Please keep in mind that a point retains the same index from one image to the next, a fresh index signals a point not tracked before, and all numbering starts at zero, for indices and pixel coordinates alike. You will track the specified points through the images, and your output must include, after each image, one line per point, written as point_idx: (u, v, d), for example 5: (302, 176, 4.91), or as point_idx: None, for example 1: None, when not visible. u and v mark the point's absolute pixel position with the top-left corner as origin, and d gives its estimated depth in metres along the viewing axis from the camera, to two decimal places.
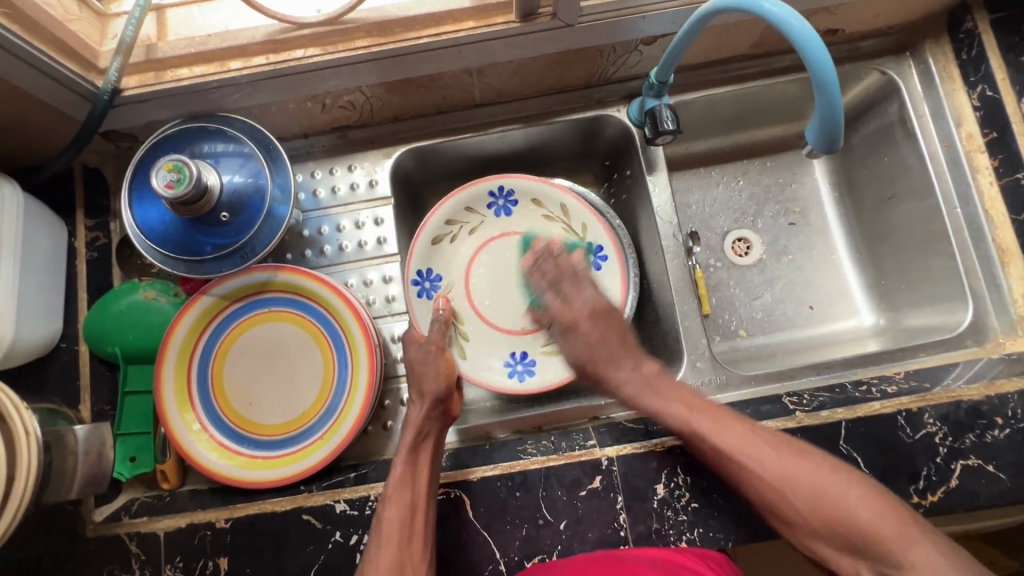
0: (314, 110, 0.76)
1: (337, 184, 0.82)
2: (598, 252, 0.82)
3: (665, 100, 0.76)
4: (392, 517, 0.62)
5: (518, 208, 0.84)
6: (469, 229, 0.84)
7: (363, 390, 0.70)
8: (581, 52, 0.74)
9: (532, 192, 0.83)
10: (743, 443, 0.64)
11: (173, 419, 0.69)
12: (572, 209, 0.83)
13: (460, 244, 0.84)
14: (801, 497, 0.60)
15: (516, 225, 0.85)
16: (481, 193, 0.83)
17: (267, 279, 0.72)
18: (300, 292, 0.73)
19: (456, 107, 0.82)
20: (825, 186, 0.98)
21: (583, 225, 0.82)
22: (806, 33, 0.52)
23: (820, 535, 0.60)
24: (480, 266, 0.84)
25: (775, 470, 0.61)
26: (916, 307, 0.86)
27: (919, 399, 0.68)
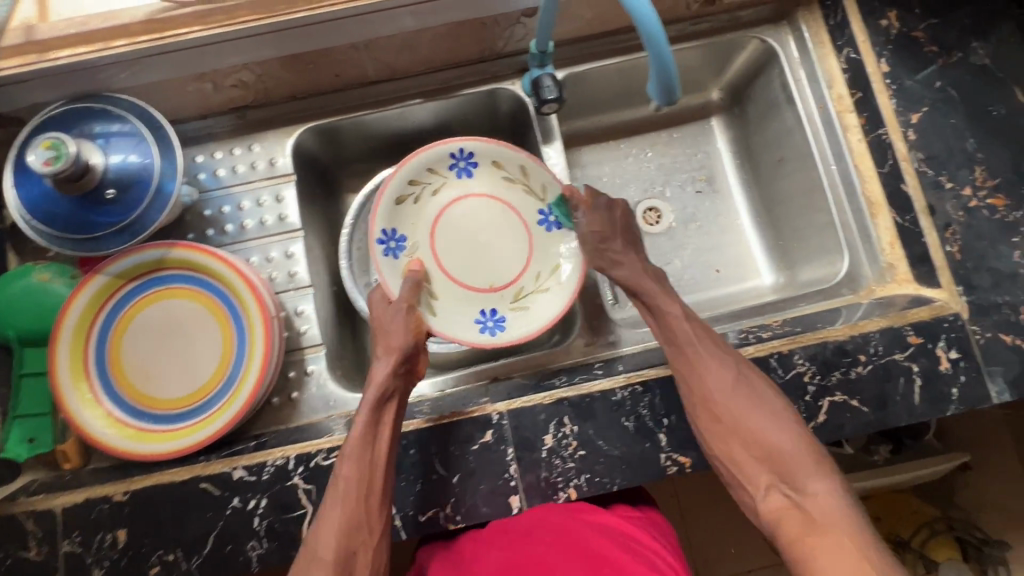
0: (205, 89, 0.77)
1: (237, 163, 0.83)
2: (546, 216, 0.86)
3: (548, 70, 0.78)
4: (344, 470, 0.64)
5: (480, 169, 0.86)
6: (432, 190, 0.85)
7: (260, 359, 0.72)
8: (464, 25, 0.76)
9: (490, 153, 0.84)
10: (696, 365, 0.69)
11: (69, 398, 0.69)
12: (531, 170, 0.83)
13: (424, 205, 0.85)
14: (739, 406, 0.66)
15: (476, 187, 0.86)
16: (443, 154, 0.84)
17: (161, 255, 0.73)
18: (196, 268, 0.74)
19: (351, 84, 0.83)
20: (727, 154, 1.03)
21: (545, 185, 0.84)
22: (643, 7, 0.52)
23: (741, 446, 0.65)
24: (443, 229, 0.85)
25: (725, 396, 0.66)
26: (808, 262, 0.90)
27: (790, 342, 0.72)
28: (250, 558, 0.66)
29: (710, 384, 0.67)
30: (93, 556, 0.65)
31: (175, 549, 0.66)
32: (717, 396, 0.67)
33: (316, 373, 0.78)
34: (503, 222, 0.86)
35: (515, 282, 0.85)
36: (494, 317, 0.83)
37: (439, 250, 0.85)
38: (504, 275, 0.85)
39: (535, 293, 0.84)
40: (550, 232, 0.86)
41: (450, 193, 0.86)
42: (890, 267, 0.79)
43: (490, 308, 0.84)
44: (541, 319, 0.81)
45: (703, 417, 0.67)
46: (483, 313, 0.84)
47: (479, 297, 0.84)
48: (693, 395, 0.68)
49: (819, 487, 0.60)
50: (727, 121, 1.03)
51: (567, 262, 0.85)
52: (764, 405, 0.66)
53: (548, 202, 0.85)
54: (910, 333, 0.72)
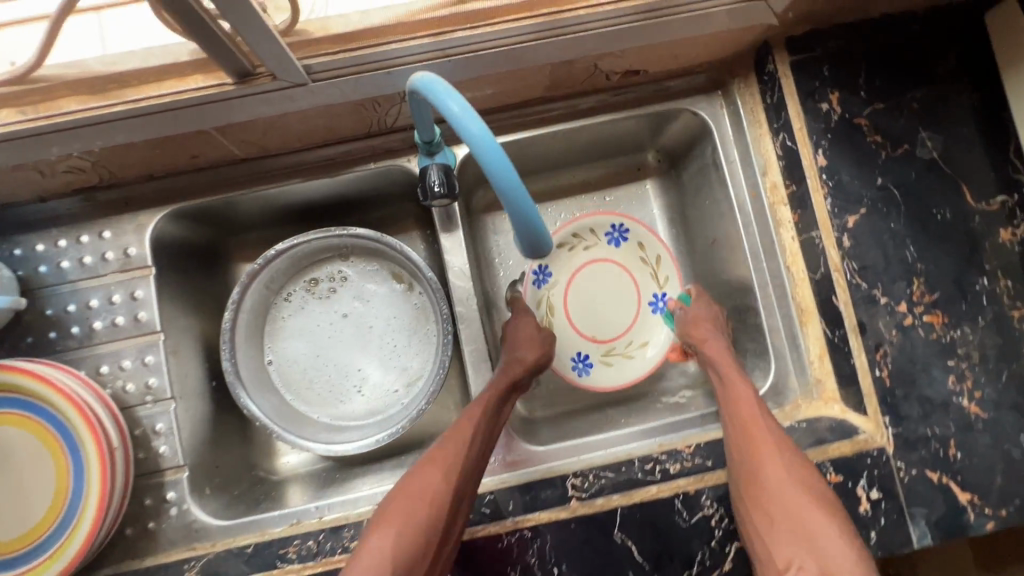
0: (31, 178, 0.65)
1: (85, 254, 0.72)
2: (660, 298, 0.92)
3: (439, 158, 0.67)
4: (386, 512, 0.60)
5: (626, 244, 0.92)
6: (586, 246, 0.92)
7: (95, 496, 0.63)
8: (337, 108, 0.64)
9: (640, 235, 0.92)
10: (766, 444, 0.63)
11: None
12: (664, 262, 0.92)
13: (574, 256, 0.92)
14: (799, 467, 0.61)
15: (619, 258, 0.93)
16: (605, 221, 0.92)
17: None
18: (19, 391, 0.64)
19: (218, 163, 0.72)
20: (662, 221, 0.94)
21: (666, 277, 0.92)
22: (494, 150, 0.42)
23: (783, 512, 0.58)
24: (583, 283, 0.92)
25: (792, 484, 0.60)
26: None
27: (696, 480, 0.65)
28: None
29: (772, 466, 0.61)
30: None
31: None
32: (783, 482, 0.60)
33: (176, 501, 0.70)
34: (620, 292, 0.93)
35: (613, 340, 0.91)
36: (585, 360, 0.90)
37: (570, 296, 0.92)
38: (607, 330, 0.91)
39: (624, 356, 0.90)
40: (656, 316, 0.92)
41: (596, 253, 0.92)
42: (818, 382, 0.72)
43: (583, 352, 0.91)
44: (621, 379, 0.88)
45: (750, 496, 0.61)
46: (576, 353, 0.90)
47: (581, 340, 0.91)
48: (747, 469, 0.62)
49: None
50: (664, 185, 0.94)
51: (660, 343, 0.91)
52: (832, 510, 0.58)
53: (665, 291, 0.92)
54: (829, 469, 0.66)
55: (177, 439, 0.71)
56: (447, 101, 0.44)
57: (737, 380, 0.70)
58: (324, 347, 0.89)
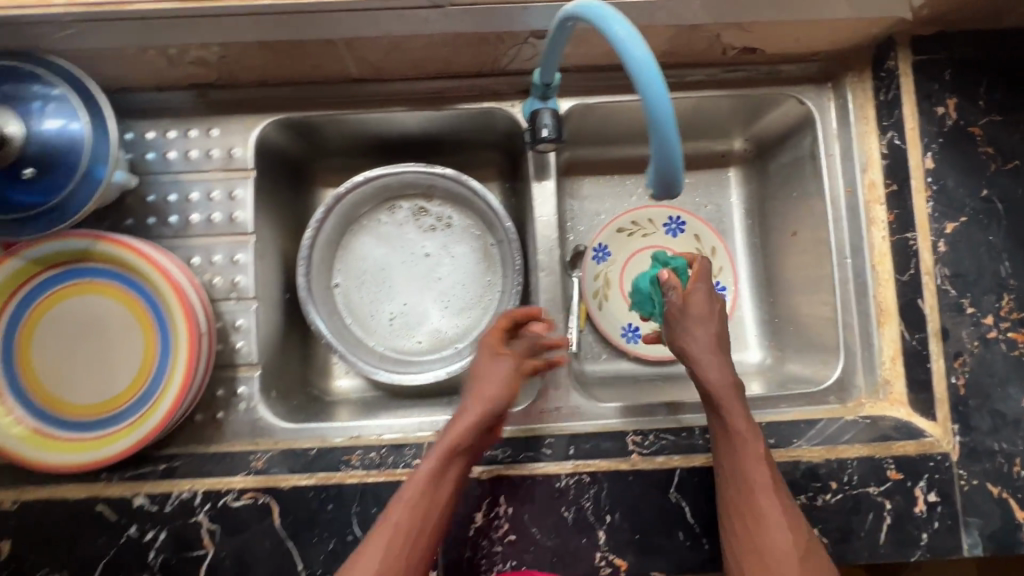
0: (158, 64, 0.67)
1: (192, 148, 0.74)
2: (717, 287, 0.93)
3: (552, 104, 0.69)
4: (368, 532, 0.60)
5: (683, 235, 0.96)
6: (644, 233, 0.96)
7: (179, 375, 0.64)
8: (462, 37, 0.66)
9: (697, 227, 0.95)
10: (768, 510, 0.57)
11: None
12: (719, 253, 0.94)
13: (632, 240, 0.96)
14: (789, 528, 0.56)
15: (676, 247, 0.95)
16: (662, 213, 0.96)
17: (83, 246, 0.66)
18: (123, 265, 0.66)
19: (331, 80, 0.74)
20: (739, 213, 0.95)
21: (721, 268, 0.94)
22: (656, 80, 0.43)
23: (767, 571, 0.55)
24: (637, 266, 0.96)
25: (791, 558, 0.54)
26: (799, 352, 0.85)
27: None
28: None
29: (772, 538, 0.56)
30: None
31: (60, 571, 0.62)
32: (781, 556, 0.54)
33: (246, 394, 0.72)
34: None
35: None
36: (633, 331, 0.94)
37: (626, 275, 0.95)
38: None
39: None
40: None
41: (652, 241, 0.96)
42: (886, 383, 0.73)
43: (634, 323, 0.94)
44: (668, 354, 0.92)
45: (738, 538, 0.57)
46: (627, 324, 0.94)
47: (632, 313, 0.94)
48: (736, 511, 0.58)
49: None
50: (745, 175, 0.94)
51: None
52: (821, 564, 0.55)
53: (720, 280, 0.93)
54: (890, 466, 0.66)
55: (254, 336, 0.73)
56: (613, 25, 0.45)
57: (744, 424, 0.61)
58: (395, 278, 0.91)
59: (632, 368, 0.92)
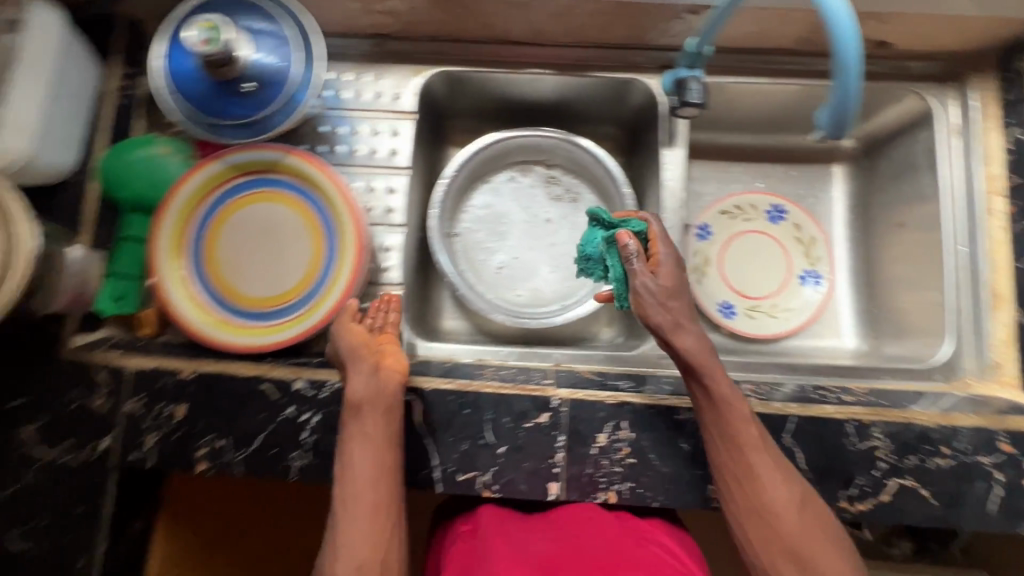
0: (356, 10, 0.77)
1: (363, 89, 0.83)
2: (813, 273, 0.98)
3: (697, 72, 0.75)
4: (363, 473, 0.61)
5: (783, 223, 1.00)
6: (746, 218, 1.01)
7: (344, 283, 0.73)
8: (626, 5, 0.73)
9: (797, 217, 1.00)
10: (765, 470, 0.60)
11: (163, 269, 0.73)
12: (817, 242, 0.99)
13: (733, 223, 1.01)
14: (781, 494, 0.59)
15: (776, 233, 1.00)
16: (765, 201, 1.01)
17: (274, 158, 0.74)
18: (305, 180, 0.75)
19: (493, 40, 0.82)
20: (842, 207, 1.00)
21: (819, 257, 0.99)
22: (846, 25, 0.48)
23: (769, 536, 0.58)
24: (737, 248, 1.00)
25: (792, 509, 0.58)
26: (896, 337, 0.89)
27: (872, 412, 0.69)
28: (290, 468, 0.68)
29: (769, 498, 0.59)
30: (151, 421, 0.69)
31: (224, 437, 0.68)
32: (784, 511, 0.58)
33: None
34: (771, 258, 1.00)
35: (760, 298, 0.98)
36: (729, 307, 0.98)
37: (725, 256, 1.00)
38: (756, 288, 0.99)
39: (768, 314, 0.97)
40: (805, 287, 0.98)
41: (753, 225, 1.01)
42: (995, 366, 0.76)
43: (729, 301, 0.98)
44: (763, 332, 0.96)
45: (736, 505, 0.60)
46: (723, 301, 0.98)
47: (729, 291, 0.99)
48: (730, 479, 0.61)
49: None
50: (851, 172, 0.99)
51: (803, 309, 0.97)
52: (813, 521, 0.58)
53: (815, 267, 0.99)
54: (1002, 439, 0.68)
55: (400, 259, 0.81)
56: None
57: (728, 390, 0.62)
58: (514, 236, 0.96)
59: (725, 341, 0.97)
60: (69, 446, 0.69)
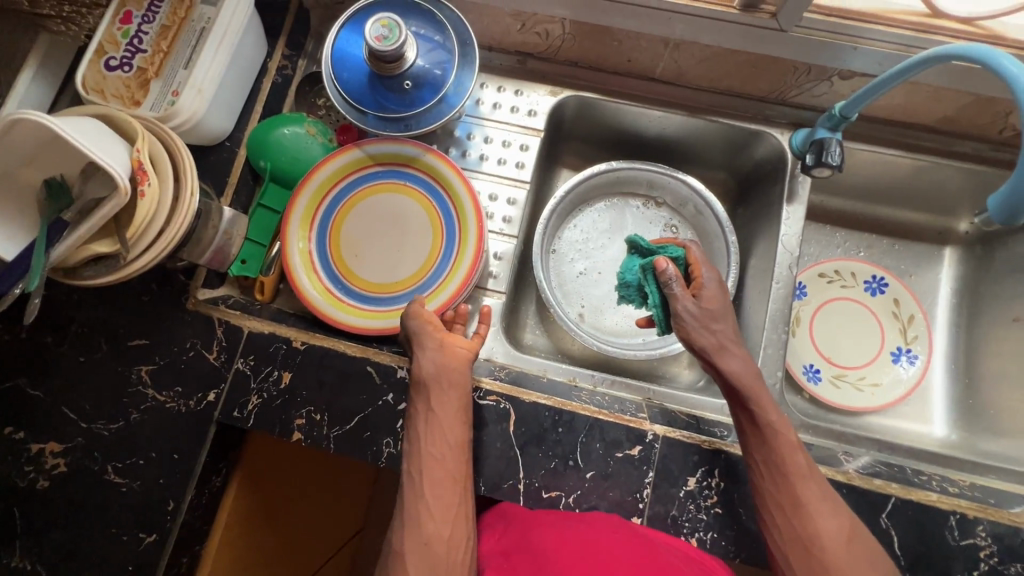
0: (512, 27, 0.80)
1: (499, 102, 0.86)
2: (908, 352, 0.96)
3: (837, 135, 0.76)
4: (429, 450, 0.61)
5: (882, 296, 0.98)
6: (843, 284, 0.99)
7: (454, 288, 0.75)
8: (778, 61, 0.75)
9: (898, 292, 0.98)
10: (812, 499, 0.59)
11: (291, 240, 0.77)
12: (916, 321, 0.97)
13: (829, 288, 0.99)
14: (829, 523, 0.58)
15: (872, 305, 0.98)
16: (866, 270, 0.99)
17: (413, 155, 0.78)
18: (438, 180, 0.78)
19: (631, 73, 0.85)
20: (946, 290, 0.98)
21: (915, 336, 0.96)
22: None
23: (817, 565, 0.57)
24: (830, 313, 0.98)
25: (840, 541, 0.57)
26: (995, 436, 0.86)
27: (978, 508, 0.66)
28: (381, 453, 0.69)
29: (817, 526, 0.58)
30: (257, 383, 0.71)
31: (322, 411, 0.70)
32: (832, 540, 0.57)
33: (488, 315, 0.80)
34: (864, 328, 0.97)
35: (847, 368, 0.96)
36: (815, 371, 0.96)
37: (817, 318, 0.98)
38: (844, 357, 0.96)
39: (854, 386, 0.94)
40: (897, 365, 0.95)
41: (849, 293, 0.99)
42: None
43: (816, 364, 0.96)
44: (849, 403, 0.93)
45: (783, 532, 0.59)
46: (809, 364, 0.96)
47: (817, 355, 0.97)
48: (777, 503, 0.60)
49: None
50: (963, 256, 0.97)
51: (891, 387, 0.94)
52: (864, 554, 0.57)
53: (910, 346, 0.96)
54: None
55: (508, 269, 0.82)
56: (998, 58, 0.53)
57: (773, 416, 0.63)
58: (608, 262, 0.96)
59: (805, 405, 0.94)
60: (176, 393, 0.72)
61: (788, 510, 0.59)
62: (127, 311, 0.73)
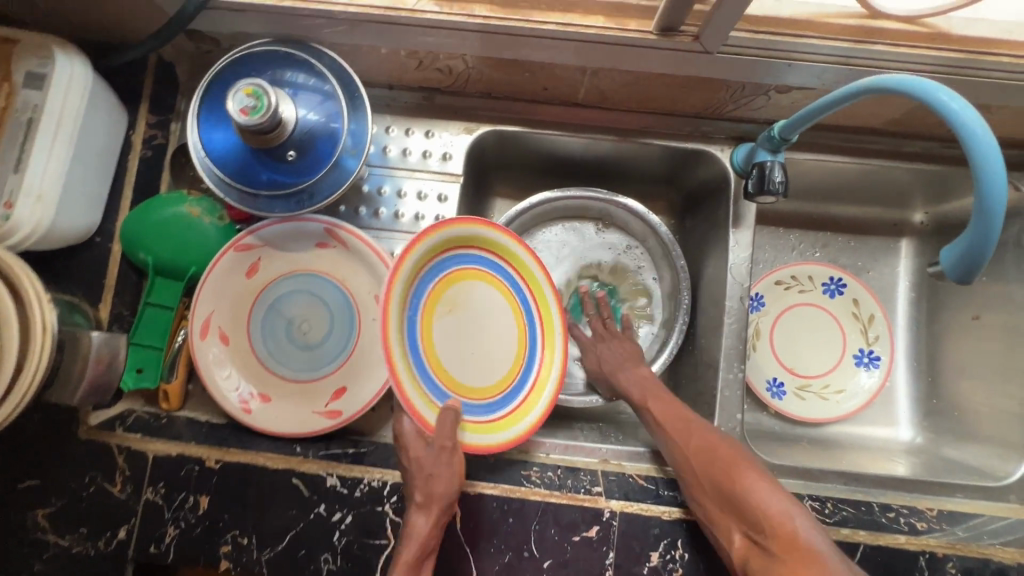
0: (409, 65, 0.70)
1: (409, 147, 0.76)
2: (872, 355, 0.92)
3: (779, 157, 0.69)
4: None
5: (841, 297, 0.93)
6: (802, 289, 0.94)
7: (524, 426, 0.69)
8: (709, 81, 0.66)
9: (858, 292, 0.93)
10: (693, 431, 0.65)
11: (389, 309, 0.63)
12: (876, 320, 0.93)
13: (788, 294, 0.94)
14: (696, 447, 0.63)
15: (832, 308, 0.93)
16: (824, 272, 0.94)
17: (544, 286, 0.73)
18: (542, 309, 0.73)
19: (553, 100, 0.76)
20: (904, 283, 0.94)
21: (877, 336, 0.92)
22: (995, 175, 0.45)
23: (707, 493, 0.61)
24: (791, 320, 0.93)
25: (703, 456, 0.62)
26: (960, 441, 0.84)
27: (947, 545, 0.64)
28: (320, 570, 0.63)
29: (690, 452, 0.63)
30: (171, 512, 0.64)
31: (249, 535, 0.63)
32: (699, 458, 0.62)
33: None
34: (826, 334, 0.93)
35: (811, 377, 0.92)
36: (779, 385, 0.91)
37: (778, 329, 0.93)
38: (808, 366, 0.92)
39: (819, 396, 0.91)
40: (860, 369, 0.92)
41: (808, 297, 0.94)
42: None
43: (780, 377, 0.91)
44: (816, 416, 0.90)
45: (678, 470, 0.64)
46: (772, 378, 0.91)
47: (780, 367, 0.92)
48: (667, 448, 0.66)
49: (776, 519, 0.54)
50: (919, 247, 0.93)
51: (857, 393, 0.91)
52: (735, 460, 0.60)
53: (873, 347, 0.92)
54: None
55: None
56: (939, 93, 0.47)
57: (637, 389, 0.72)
58: None
59: (771, 423, 0.91)
60: (82, 534, 0.64)
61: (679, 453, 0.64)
62: (8, 450, 0.65)
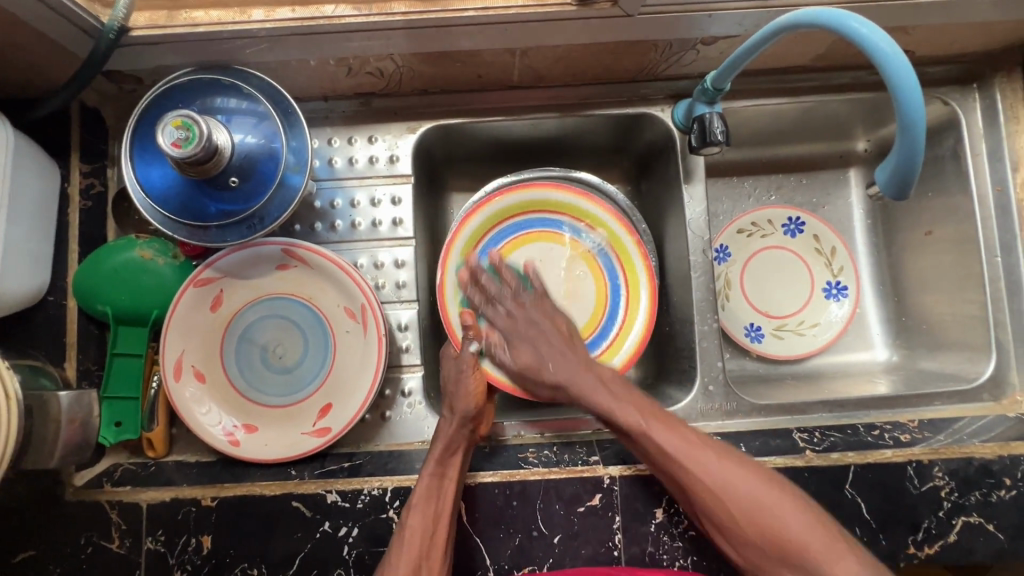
0: (339, 74, 0.69)
1: (355, 155, 0.76)
2: (839, 286, 0.95)
3: (717, 108, 0.70)
4: (415, 532, 0.59)
5: (802, 235, 0.96)
6: (763, 234, 0.95)
7: None
8: (636, 44, 0.68)
9: (817, 228, 0.95)
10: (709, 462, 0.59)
11: (469, 228, 0.77)
12: (839, 253, 0.95)
13: (750, 241, 0.95)
14: (733, 498, 0.57)
15: (795, 247, 0.95)
16: (781, 214, 0.96)
17: (628, 252, 0.78)
18: (623, 262, 0.78)
19: (490, 86, 0.76)
20: (859, 212, 0.97)
21: (841, 267, 0.95)
22: (911, 93, 0.48)
23: (749, 543, 0.56)
24: (758, 265, 0.95)
25: (746, 503, 0.56)
26: (931, 351, 0.87)
27: (930, 451, 0.67)
28: None
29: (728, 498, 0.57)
30: (176, 557, 0.63)
31: (258, 565, 0.63)
32: (741, 504, 0.56)
33: (412, 394, 0.74)
34: (793, 273, 0.95)
35: (785, 317, 0.94)
36: (756, 329, 0.93)
37: (746, 275, 0.95)
38: (781, 307, 0.94)
39: (796, 333, 0.93)
40: (830, 301, 0.94)
41: (769, 241, 0.96)
42: None
43: (756, 322, 0.94)
44: (795, 352, 0.92)
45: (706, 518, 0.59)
46: (749, 324, 0.93)
47: (753, 312, 0.94)
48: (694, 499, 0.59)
49: (845, 568, 0.52)
50: (867, 174, 0.96)
51: (831, 322, 0.94)
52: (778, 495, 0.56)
53: (839, 279, 0.95)
54: None
55: (419, 339, 0.75)
56: (849, 21, 0.50)
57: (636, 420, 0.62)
58: None
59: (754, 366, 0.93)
60: None
61: (701, 492, 0.58)
62: None
